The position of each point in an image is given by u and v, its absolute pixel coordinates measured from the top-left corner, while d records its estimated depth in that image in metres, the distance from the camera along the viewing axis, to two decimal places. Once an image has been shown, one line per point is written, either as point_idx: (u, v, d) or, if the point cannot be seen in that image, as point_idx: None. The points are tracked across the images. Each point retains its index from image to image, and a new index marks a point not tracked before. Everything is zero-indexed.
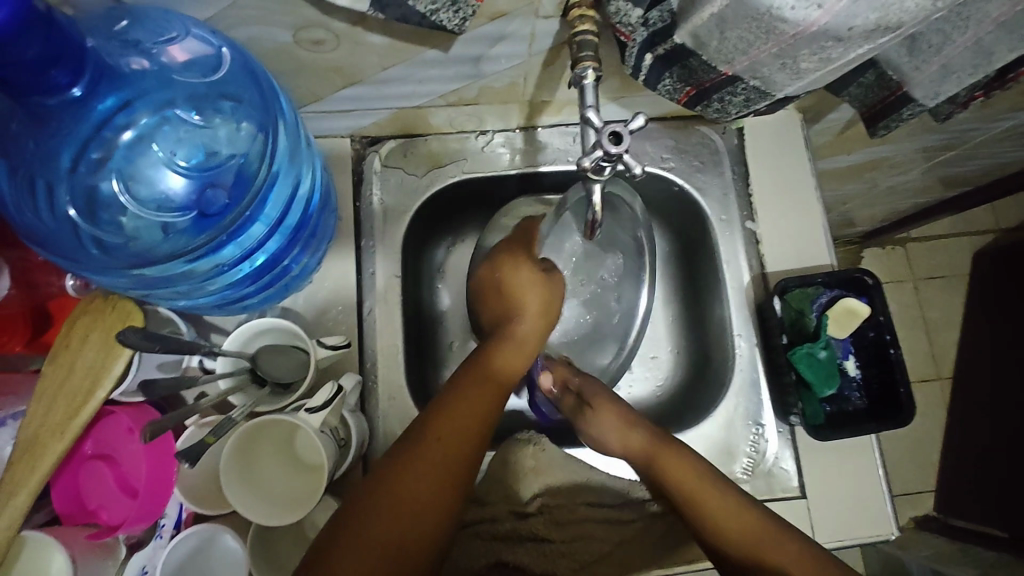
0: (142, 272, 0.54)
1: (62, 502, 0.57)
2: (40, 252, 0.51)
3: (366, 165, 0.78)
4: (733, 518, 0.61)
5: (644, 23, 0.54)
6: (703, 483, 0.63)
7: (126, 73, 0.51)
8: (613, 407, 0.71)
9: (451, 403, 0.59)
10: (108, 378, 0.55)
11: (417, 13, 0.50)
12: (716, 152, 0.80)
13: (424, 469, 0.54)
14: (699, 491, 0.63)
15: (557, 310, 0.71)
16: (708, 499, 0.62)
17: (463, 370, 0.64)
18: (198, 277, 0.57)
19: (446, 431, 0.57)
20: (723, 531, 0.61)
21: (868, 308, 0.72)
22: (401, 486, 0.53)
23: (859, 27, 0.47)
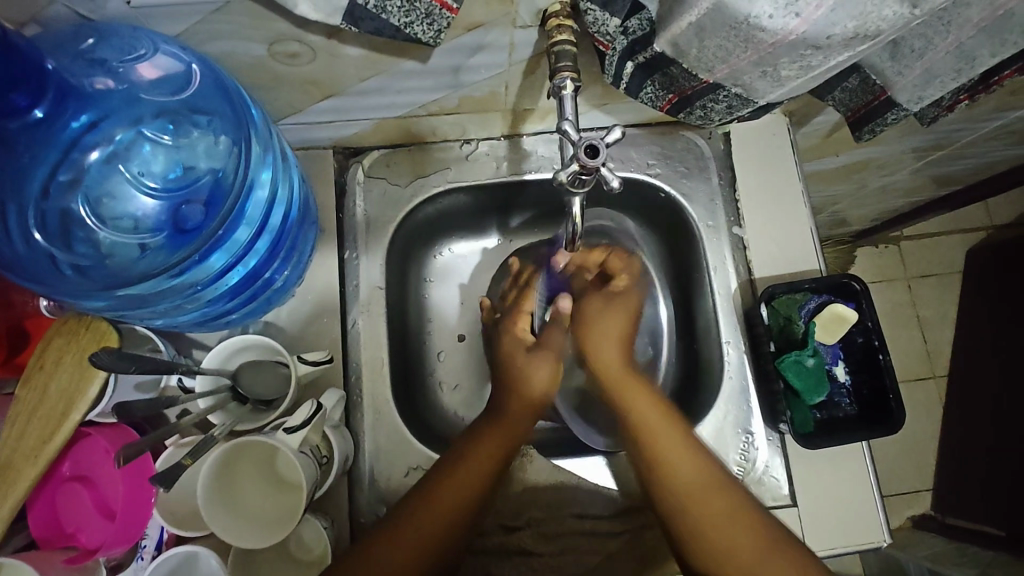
0: (124, 293, 0.53)
1: (39, 525, 0.56)
2: (10, 277, 0.50)
3: (349, 176, 0.77)
4: (685, 466, 0.64)
5: (623, 31, 0.54)
6: (711, 484, 0.63)
7: (90, 92, 0.52)
8: (615, 305, 0.76)
9: (457, 462, 0.64)
10: (83, 400, 0.54)
11: (391, 26, 0.50)
12: (702, 157, 0.80)
13: (428, 515, 0.61)
14: (660, 434, 0.66)
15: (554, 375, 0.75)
16: (664, 442, 0.65)
17: (478, 428, 0.68)
18: (182, 293, 0.56)
19: (449, 486, 0.63)
20: (674, 475, 0.64)
21: (855, 313, 0.72)
22: (404, 530, 0.60)
23: (837, 36, 0.46)
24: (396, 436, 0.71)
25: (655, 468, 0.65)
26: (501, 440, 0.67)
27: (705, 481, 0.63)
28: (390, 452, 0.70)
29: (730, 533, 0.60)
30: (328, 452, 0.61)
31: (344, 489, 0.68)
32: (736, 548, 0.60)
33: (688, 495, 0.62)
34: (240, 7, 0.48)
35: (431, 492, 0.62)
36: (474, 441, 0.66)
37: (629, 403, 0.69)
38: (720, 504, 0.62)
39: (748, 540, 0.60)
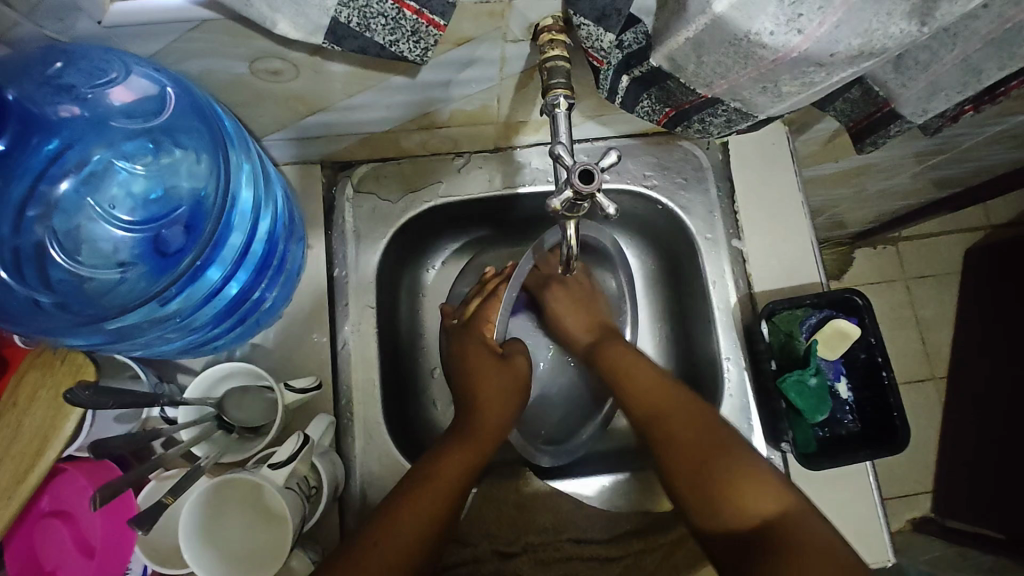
0: (114, 326, 0.51)
1: (17, 563, 0.54)
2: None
3: (338, 191, 0.75)
4: (641, 379, 0.69)
5: (618, 45, 0.51)
6: (670, 406, 0.65)
7: (56, 120, 0.50)
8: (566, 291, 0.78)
9: (432, 468, 0.63)
10: (58, 438, 0.52)
11: (376, 44, 0.48)
12: (700, 168, 0.78)
13: (406, 525, 0.58)
14: (629, 372, 0.70)
15: (516, 395, 0.73)
16: (632, 367, 0.70)
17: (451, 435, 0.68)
18: (173, 323, 0.54)
19: (417, 504, 0.59)
20: (631, 397, 0.68)
21: (858, 328, 0.70)
22: (393, 521, 0.58)
23: (842, 53, 0.45)
24: (389, 461, 0.68)
25: (622, 392, 0.69)
26: (467, 458, 0.65)
27: (665, 397, 0.66)
28: (383, 476, 0.68)
29: (678, 428, 0.63)
30: (317, 482, 0.59)
31: (336, 516, 0.66)
32: (680, 440, 0.62)
33: (650, 415, 0.66)
34: (217, 26, 0.46)
35: (399, 510, 0.59)
36: (443, 454, 0.64)
37: (601, 359, 0.73)
38: (677, 425, 0.63)
39: (688, 425, 0.63)
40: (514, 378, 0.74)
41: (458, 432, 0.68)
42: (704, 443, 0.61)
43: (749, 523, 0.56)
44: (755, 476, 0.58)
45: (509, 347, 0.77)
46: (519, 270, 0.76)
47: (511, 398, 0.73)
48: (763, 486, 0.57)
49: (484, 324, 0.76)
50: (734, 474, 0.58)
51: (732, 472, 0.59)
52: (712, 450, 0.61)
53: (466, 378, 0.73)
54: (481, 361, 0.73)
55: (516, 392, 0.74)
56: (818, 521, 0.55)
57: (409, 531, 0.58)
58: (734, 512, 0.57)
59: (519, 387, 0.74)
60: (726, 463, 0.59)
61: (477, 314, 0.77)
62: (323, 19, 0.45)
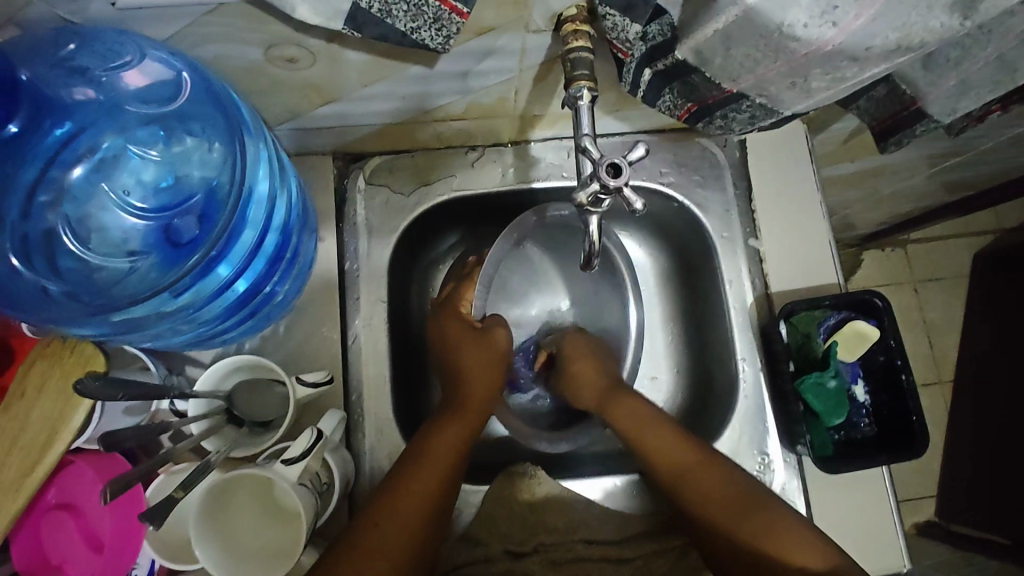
0: (119, 318, 0.50)
1: (23, 556, 0.53)
2: (6, 312, 0.48)
3: (350, 183, 0.74)
4: (672, 453, 0.64)
5: (642, 37, 0.50)
6: (694, 467, 0.63)
7: (69, 104, 0.49)
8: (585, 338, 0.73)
9: (424, 445, 0.61)
10: (67, 430, 0.51)
11: (397, 31, 0.46)
12: (717, 166, 0.77)
13: (399, 515, 0.56)
14: (646, 433, 0.66)
15: (502, 365, 0.69)
16: (648, 434, 0.66)
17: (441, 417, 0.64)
18: (180, 316, 0.53)
19: (408, 492, 0.58)
20: (661, 463, 0.64)
21: (877, 330, 0.69)
22: (388, 512, 0.56)
23: (878, 47, 0.44)
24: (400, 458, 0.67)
25: (646, 453, 0.65)
26: (456, 433, 0.63)
27: (688, 458, 0.63)
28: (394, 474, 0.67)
29: (709, 497, 0.62)
30: (328, 478, 0.58)
31: (345, 513, 0.65)
32: (713, 506, 0.61)
33: (678, 479, 0.63)
34: (235, 10, 0.44)
35: (395, 499, 0.57)
36: (432, 436, 0.62)
37: (614, 413, 0.68)
38: (710, 486, 0.62)
39: (718, 488, 0.62)
40: (492, 351, 0.68)
41: (445, 409, 0.65)
42: (731, 510, 0.60)
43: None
44: (795, 531, 0.57)
45: (488, 320, 0.70)
46: (490, 258, 0.69)
47: (494, 372, 0.68)
48: (803, 541, 0.57)
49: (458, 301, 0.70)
50: (775, 529, 0.58)
51: (770, 534, 0.58)
52: (741, 514, 0.60)
53: (445, 354, 0.68)
54: (456, 332, 0.68)
55: (498, 366, 0.68)
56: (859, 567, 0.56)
57: (409, 513, 0.57)
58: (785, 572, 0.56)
59: (499, 360, 0.68)
60: (762, 522, 0.59)
61: (451, 295, 0.71)
62: (343, 4, 0.43)
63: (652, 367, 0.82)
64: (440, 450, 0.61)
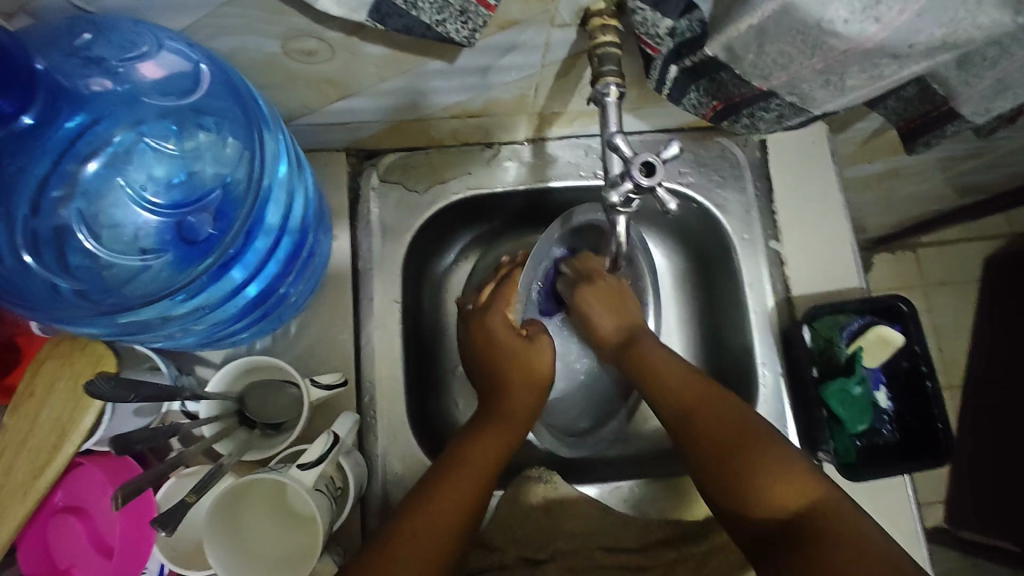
0: (125, 320, 0.48)
1: (31, 559, 0.52)
2: (10, 310, 0.46)
3: (363, 180, 0.72)
4: (674, 371, 0.61)
5: (671, 32, 0.49)
6: (704, 396, 0.59)
7: (86, 95, 0.47)
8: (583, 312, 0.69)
9: (456, 461, 0.59)
10: (77, 432, 0.49)
11: (422, 24, 0.45)
12: (737, 166, 0.75)
13: (426, 529, 0.53)
14: (657, 367, 0.62)
15: (540, 379, 0.66)
16: (662, 360, 0.63)
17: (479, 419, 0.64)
18: (184, 321, 0.51)
19: (437, 504, 0.55)
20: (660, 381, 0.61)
21: (902, 336, 0.67)
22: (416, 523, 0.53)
23: (922, 43, 0.42)
24: (413, 462, 0.66)
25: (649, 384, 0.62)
26: (495, 442, 0.61)
27: (697, 387, 0.60)
28: (408, 477, 0.65)
29: (713, 423, 0.57)
30: (343, 483, 0.57)
31: (358, 518, 0.63)
32: (710, 437, 0.56)
33: (685, 409, 0.59)
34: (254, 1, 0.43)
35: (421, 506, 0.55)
36: (469, 445, 0.60)
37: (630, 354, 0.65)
38: (713, 411, 0.58)
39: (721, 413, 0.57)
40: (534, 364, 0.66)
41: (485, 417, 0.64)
42: (730, 439, 0.56)
43: (784, 512, 0.51)
44: (793, 467, 0.52)
45: (531, 328, 0.69)
46: (540, 251, 0.66)
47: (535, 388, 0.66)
48: (799, 478, 0.52)
49: (504, 303, 0.68)
50: (778, 468, 0.52)
51: (773, 471, 0.53)
52: (738, 438, 0.55)
53: (487, 364, 0.67)
54: (506, 343, 0.67)
55: (541, 380, 0.66)
56: (862, 514, 0.50)
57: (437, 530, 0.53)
58: (764, 509, 0.52)
59: (540, 376, 0.66)
60: (757, 459, 0.54)
61: (495, 299, 0.69)
62: None
63: None
64: (478, 454, 0.60)
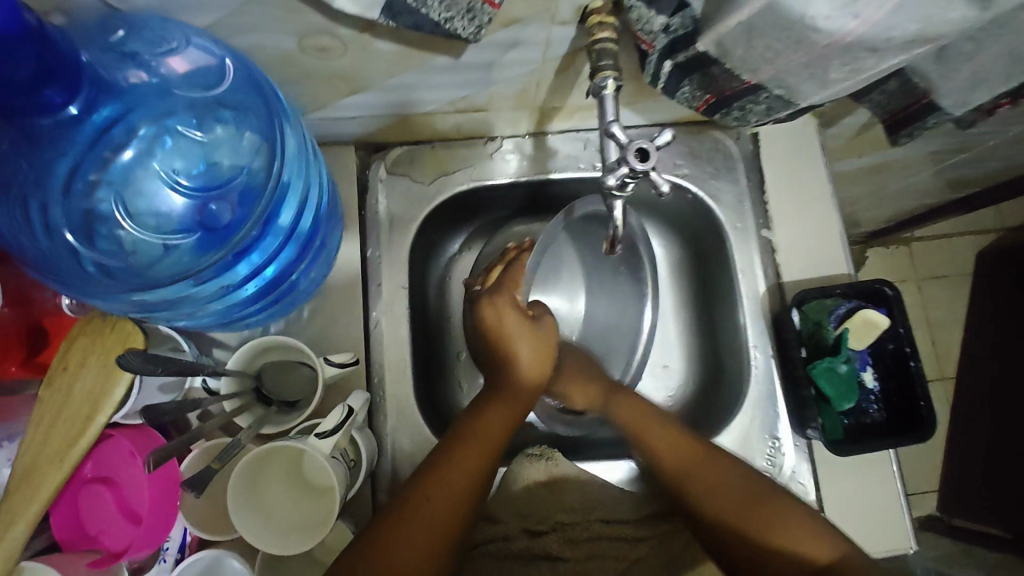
0: (138, 298, 0.52)
1: (63, 526, 0.55)
2: (44, 281, 0.49)
3: (372, 172, 0.75)
4: (671, 446, 0.66)
5: (665, 29, 0.51)
6: (696, 463, 0.65)
7: (123, 86, 0.50)
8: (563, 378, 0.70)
9: (465, 434, 0.61)
10: (108, 403, 0.52)
11: (431, 21, 0.48)
12: (730, 158, 0.78)
13: (439, 497, 0.57)
14: (651, 431, 0.68)
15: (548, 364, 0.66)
16: (652, 432, 0.67)
17: (473, 411, 0.63)
18: (195, 302, 0.55)
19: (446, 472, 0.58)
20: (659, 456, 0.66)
21: (887, 319, 0.70)
22: (431, 486, 0.57)
23: (897, 38, 0.45)
24: (420, 440, 0.69)
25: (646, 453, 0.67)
26: (508, 410, 0.64)
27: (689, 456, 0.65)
28: (415, 453, 0.68)
29: (715, 492, 0.63)
30: (356, 455, 0.60)
31: (368, 493, 0.66)
32: (716, 503, 0.63)
33: (682, 476, 0.65)
34: None
35: (433, 474, 0.58)
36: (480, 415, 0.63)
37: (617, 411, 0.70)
38: (714, 480, 0.64)
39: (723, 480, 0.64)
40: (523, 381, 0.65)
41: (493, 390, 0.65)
42: (740, 501, 0.63)
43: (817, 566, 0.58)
44: (811, 528, 0.60)
45: (536, 310, 0.69)
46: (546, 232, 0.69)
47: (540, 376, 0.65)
48: (815, 536, 0.59)
49: (511, 284, 0.67)
50: (799, 530, 0.60)
51: (790, 529, 0.60)
52: (752, 500, 0.62)
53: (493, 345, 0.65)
54: (516, 324, 0.65)
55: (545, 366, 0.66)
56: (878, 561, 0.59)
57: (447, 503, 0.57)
58: (800, 555, 0.59)
59: (546, 364, 0.66)
60: (767, 516, 0.61)
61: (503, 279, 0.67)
62: None
63: (663, 356, 0.84)
64: (473, 456, 0.60)
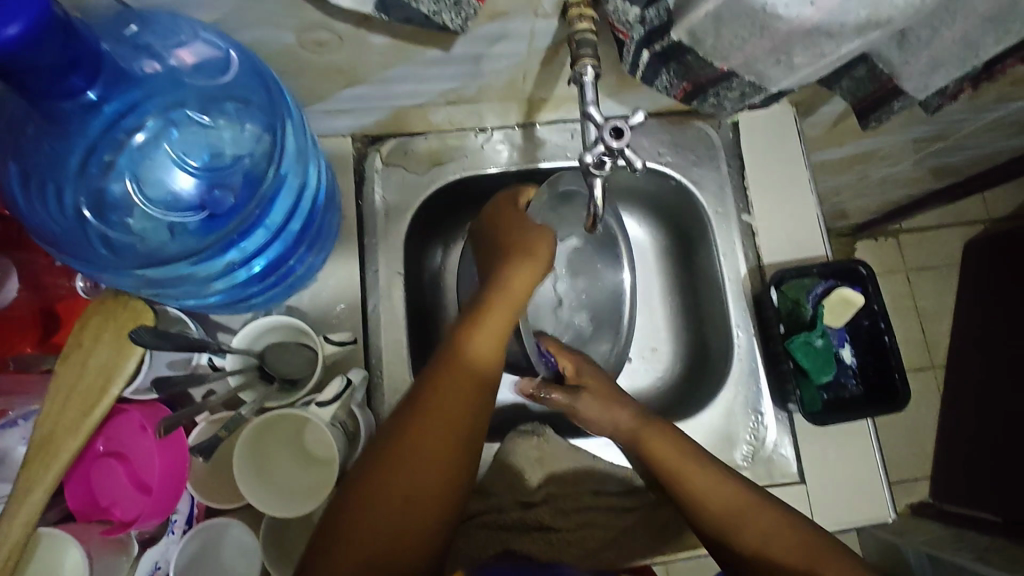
0: (142, 273, 0.55)
1: (76, 498, 0.58)
2: (52, 252, 0.52)
3: (368, 163, 0.78)
4: (715, 491, 0.64)
5: (641, 20, 0.54)
6: (744, 509, 0.63)
7: (140, 75, 0.52)
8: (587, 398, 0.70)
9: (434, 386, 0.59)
10: (120, 376, 0.56)
11: (421, 14, 0.51)
12: (712, 146, 0.82)
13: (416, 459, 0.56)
14: (692, 478, 0.64)
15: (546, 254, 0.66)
16: (695, 480, 0.64)
17: (428, 388, 0.59)
18: (196, 281, 0.58)
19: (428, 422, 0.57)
20: (710, 507, 0.63)
21: (862, 296, 0.73)
22: (409, 453, 0.56)
23: (851, 22, 0.48)
24: None
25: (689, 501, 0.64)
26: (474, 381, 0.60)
27: (737, 502, 0.63)
28: None
29: (765, 541, 0.62)
30: (355, 428, 0.63)
31: None
32: (771, 548, 0.61)
33: (729, 523, 0.63)
34: None
35: (410, 433, 0.57)
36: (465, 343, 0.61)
37: (651, 450, 0.67)
38: (764, 527, 0.62)
39: (770, 526, 0.62)
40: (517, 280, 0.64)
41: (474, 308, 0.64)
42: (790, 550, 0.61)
43: None
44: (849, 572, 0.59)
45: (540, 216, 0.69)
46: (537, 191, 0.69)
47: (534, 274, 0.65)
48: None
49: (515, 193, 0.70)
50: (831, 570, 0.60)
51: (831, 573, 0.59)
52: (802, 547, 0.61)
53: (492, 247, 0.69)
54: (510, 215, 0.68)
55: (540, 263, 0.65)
56: None
57: (428, 466, 0.56)
58: None
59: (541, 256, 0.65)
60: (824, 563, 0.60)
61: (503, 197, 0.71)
62: None
63: (651, 339, 0.87)
64: (438, 432, 0.57)
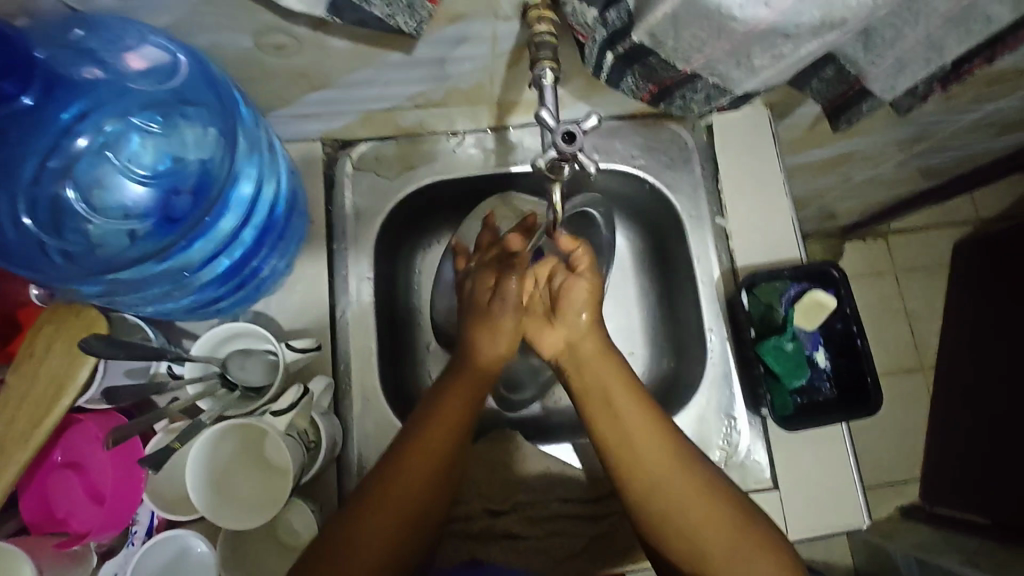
0: (113, 278, 0.55)
1: (30, 510, 0.57)
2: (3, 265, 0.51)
3: (338, 168, 0.78)
4: (642, 437, 0.60)
5: (602, 22, 0.53)
6: (667, 453, 0.59)
7: (78, 81, 0.53)
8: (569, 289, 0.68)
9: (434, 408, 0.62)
10: (73, 385, 0.55)
11: (374, 17, 0.51)
12: (686, 149, 0.81)
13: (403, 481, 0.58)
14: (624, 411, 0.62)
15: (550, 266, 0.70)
16: (626, 412, 0.61)
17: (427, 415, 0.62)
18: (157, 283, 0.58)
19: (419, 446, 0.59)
20: (632, 445, 0.60)
21: (834, 299, 0.75)
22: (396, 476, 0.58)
23: (806, 24, 0.48)
24: (385, 426, 0.71)
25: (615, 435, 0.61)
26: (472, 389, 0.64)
27: (661, 444, 0.60)
28: (379, 438, 0.70)
29: (681, 494, 0.57)
30: (316, 437, 0.63)
31: (334, 475, 0.68)
32: (683, 503, 0.57)
33: (648, 469, 0.59)
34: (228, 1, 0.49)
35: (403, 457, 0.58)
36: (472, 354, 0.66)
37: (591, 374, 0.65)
38: (683, 478, 0.58)
39: (689, 481, 0.58)
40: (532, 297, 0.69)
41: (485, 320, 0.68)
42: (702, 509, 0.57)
43: None
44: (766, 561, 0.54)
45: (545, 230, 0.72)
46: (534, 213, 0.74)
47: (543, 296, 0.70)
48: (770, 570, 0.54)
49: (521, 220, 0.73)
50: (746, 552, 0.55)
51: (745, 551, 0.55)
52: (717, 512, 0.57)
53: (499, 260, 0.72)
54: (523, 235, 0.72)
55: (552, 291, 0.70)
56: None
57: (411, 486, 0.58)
58: None
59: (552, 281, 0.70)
60: (735, 532, 0.56)
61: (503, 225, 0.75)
62: None
63: (628, 343, 0.86)
64: (429, 451, 0.59)
